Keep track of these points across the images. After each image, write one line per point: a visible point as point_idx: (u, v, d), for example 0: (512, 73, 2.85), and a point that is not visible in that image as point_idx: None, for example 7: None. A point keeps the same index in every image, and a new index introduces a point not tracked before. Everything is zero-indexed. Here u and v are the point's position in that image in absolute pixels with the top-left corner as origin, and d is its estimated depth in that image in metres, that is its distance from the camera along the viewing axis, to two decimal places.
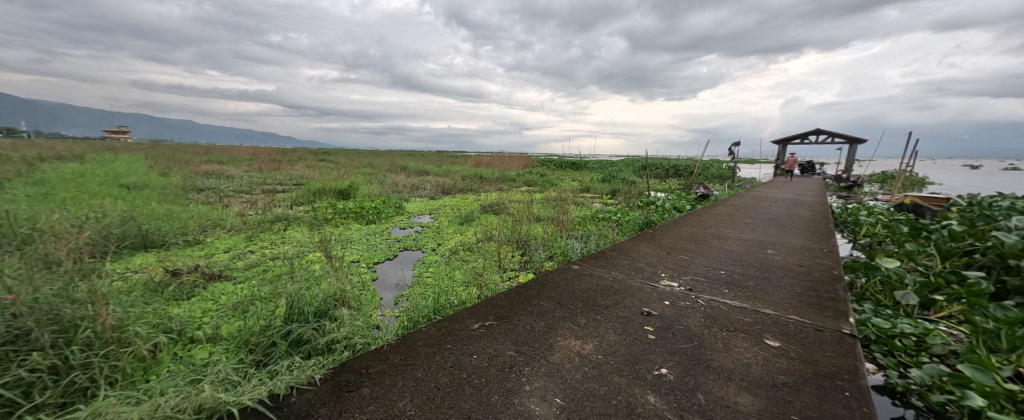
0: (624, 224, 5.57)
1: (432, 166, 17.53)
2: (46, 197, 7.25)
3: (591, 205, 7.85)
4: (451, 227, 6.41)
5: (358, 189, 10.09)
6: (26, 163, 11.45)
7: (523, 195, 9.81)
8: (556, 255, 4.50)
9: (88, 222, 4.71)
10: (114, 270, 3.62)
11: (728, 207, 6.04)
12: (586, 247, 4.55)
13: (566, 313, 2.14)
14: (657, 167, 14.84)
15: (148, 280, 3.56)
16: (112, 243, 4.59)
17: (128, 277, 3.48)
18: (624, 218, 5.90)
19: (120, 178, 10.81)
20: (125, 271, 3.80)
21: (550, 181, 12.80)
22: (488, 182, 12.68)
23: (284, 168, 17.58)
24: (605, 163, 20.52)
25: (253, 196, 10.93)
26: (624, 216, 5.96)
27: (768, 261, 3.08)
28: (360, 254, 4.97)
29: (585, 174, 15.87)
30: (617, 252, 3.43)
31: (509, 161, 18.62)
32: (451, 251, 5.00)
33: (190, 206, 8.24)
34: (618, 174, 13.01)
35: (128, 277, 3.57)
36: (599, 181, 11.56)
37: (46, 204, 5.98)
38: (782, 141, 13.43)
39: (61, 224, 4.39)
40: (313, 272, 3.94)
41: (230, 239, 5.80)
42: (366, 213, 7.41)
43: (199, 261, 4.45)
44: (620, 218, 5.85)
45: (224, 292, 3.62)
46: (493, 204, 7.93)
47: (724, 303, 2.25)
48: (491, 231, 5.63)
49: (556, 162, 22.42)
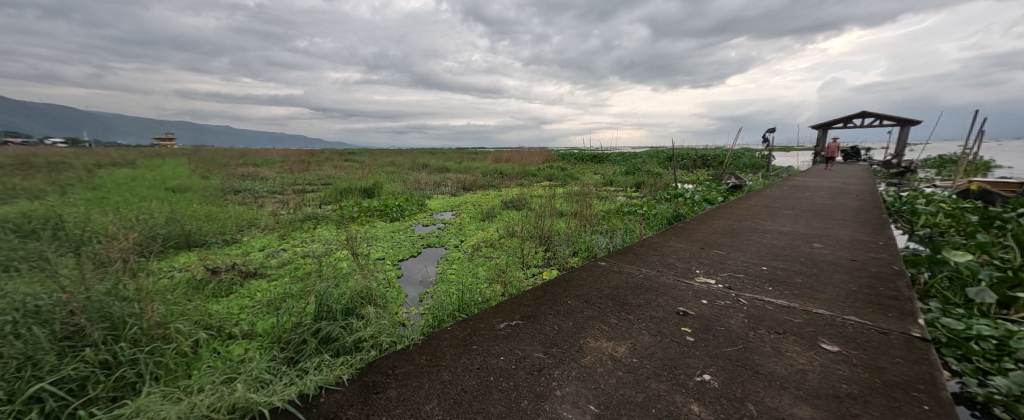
0: (653, 216, 5.36)
1: (454, 163, 17.66)
2: (101, 200, 7.79)
3: (616, 199, 7.64)
4: (473, 224, 6.39)
5: (382, 187, 10.27)
6: (82, 171, 12.35)
7: (544, 189, 9.68)
8: (582, 250, 4.37)
9: (134, 225, 4.98)
10: (158, 269, 3.79)
11: (765, 198, 5.70)
12: (612, 242, 4.40)
13: (595, 313, 2.04)
14: (685, 158, 14.31)
15: (190, 278, 3.69)
16: (156, 243, 4.84)
17: (169, 277, 3.60)
18: (652, 211, 5.68)
19: (164, 182, 11.46)
20: (167, 270, 3.96)
21: (573, 175, 12.59)
22: (510, 178, 12.62)
23: (312, 169, 18.17)
24: (630, 155, 20.00)
25: (285, 196, 11.36)
26: (652, 210, 5.73)
27: (815, 255, 2.84)
28: (385, 251, 5.03)
29: (609, 167, 15.52)
30: (647, 247, 3.27)
31: (530, 156, 18.49)
32: (474, 247, 4.96)
33: (227, 207, 8.64)
34: (643, 165, 12.62)
35: (169, 276, 3.69)
36: (623, 174, 11.25)
37: (100, 207, 6.40)
38: (822, 127, 12.61)
39: (110, 227, 4.65)
40: (340, 270, 4.00)
41: (264, 237, 6.02)
42: (390, 211, 7.52)
43: (234, 259, 4.61)
44: (647, 211, 5.64)
45: (260, 289, 3.70)
46: (515, 199, 7.86)
47: (769, 302, 2.08)
48: (514, 226, 5.57)
49: (578, 155, 22.08)
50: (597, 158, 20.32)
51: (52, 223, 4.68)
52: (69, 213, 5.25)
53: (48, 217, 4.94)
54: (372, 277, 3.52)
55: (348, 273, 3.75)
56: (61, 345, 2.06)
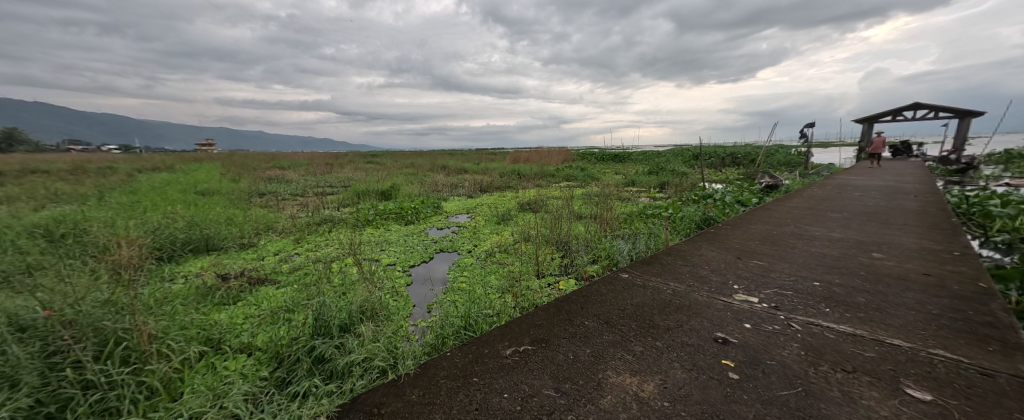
0: (679, 219, 4.98)
1: (472, 164, 17.56)
2: (130, 203, 8.04)
3: (638, 200, 7.25)
4: (488, 227, 6.17)
5: (399, 190, 10.22)
6: (120, 177, 12.95)
7: (563, 191, 9.38)
8: (603, 257, 4.05)
9: (153, 230, 5.02)
10: (170, 275, 3.72)
11: (805, 199, 5.21)
12: (634, 249, 4.08)
13: (616, 337, 1.75)
14: (712, 157, 13.65)
15: (198, 285, 3.54)
16: (174, 248, 4.85)
17: (176, 284, 3.45)
18: (678, 213, 5.30)
19: (193, 185, 11.83)
20: (178, 276, 3.89)
21: (593, 176, 12.20)
22: (528, 179, 12.37)
23: (334, 172, 18.48)
24: (653, 154, 19.35)
25: (306, 199, 11.52)
26: (678, 213, 5.35)
27: (877, 268, 2.45)
28: (396, 257, 4.88)
29: (631, 167, 15.01)
30: (675, 257, 2.93)
31: (549, 156, 18.16)
32: (487, 253, 4.74)
33: (249, 209, 8.77)
34: (667, 165, 12.10)
35: (173, 283, 3.49)
36: (646, 174, 10.79)
37: (127, 211, 6.55)
38: (866, 121, 11.71)
39: (130, 232, 4.70)
40: (349, 279, 3.85)
41: (280, 241, 6.00)
42: (405, 214, 7.41)
43: (247, 265, 4.55)
44: (673, 214, 5.26)
45: (268, 296, 3.50)
46: (531, 200, 7.60)
47: (828, 327, 1.74)
48: (529, 230, 5.31)
49: (598, 155, 21.59)
50: (618, 158, 19.76)
51: (76, 229, 4.76)
52: (95, 218, 5.37)
53: (75, 221, 5.06)
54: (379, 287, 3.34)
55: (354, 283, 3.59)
56: (45, 362, 1.82)
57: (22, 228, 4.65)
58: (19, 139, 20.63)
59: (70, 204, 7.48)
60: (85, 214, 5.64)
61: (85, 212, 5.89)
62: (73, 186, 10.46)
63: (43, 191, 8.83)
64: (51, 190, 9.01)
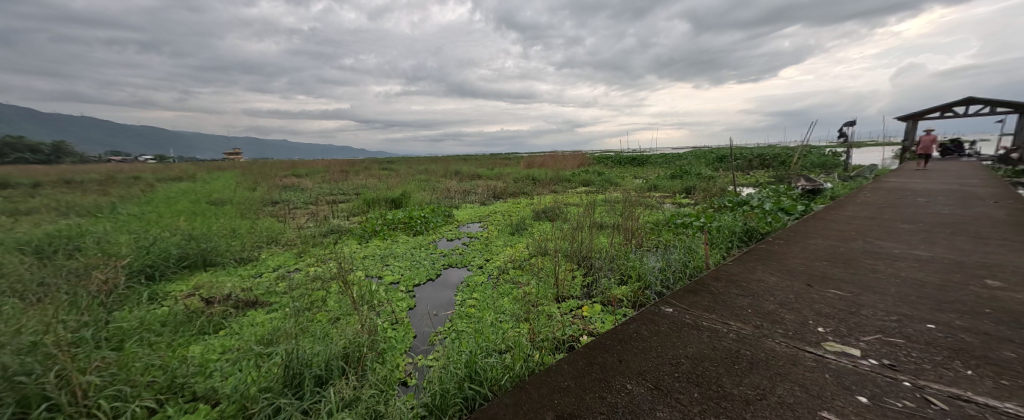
0: (715, 229, 4.41)
1: (485, 169, 17.16)
2: (137, 213, 7.90)
3: (663, 207, 6.67)
4: (501, 239, 5.70)
5: (410, 197, 9.85)
6: (139, 187, 13.05)
7: (581, 197, 8.85)
8: (632, 278, 3.53)
9: (146, 244, 4.70)
10: (143, 301, 3.27)
11: (861, 206, 4.58)
12: (668, 265, 3.54)
13: (675, 415, 1.27)
14: (738, 159, 12.89)
15: (170, 311, 3.05)
16: (164, 264, 4.48)
17: (143, 313, 2.96)
18: (713, 222, 4.73)
19: (206, 194, 11.77)
20: (157, 300, 3.46)
21: (611, 180, 11.61)
22: (543, 184, 11.87)
23: (347, 179, 18.37)
24: (673, 156, 18.59)
25: (316, 207, 11.27)
26: (714, 221, 4.77)
27: (1005, 304, 1.89)
28: (400, 274, 4.48)
29: (651, 171, 14.32)
30: (726, 283, 2.38)
31: (564, 160, 17.60)
32: (500, 269, 4.26)
33: (257, 219, 8.53)
34: (691, 167, 11.42)
35: (135, 313, 2.96)
36: (669, 178, 10.16)
37: (129, 223, 6.34)
38: (910, 118, 10.80)
39: (120, 250, 4.37)
40: (343, 306, 3.40)
41: (282, 255, 5.70)
42: (414, 223, 7.01)
43: (239, 284, 4.12)
44: (707, 223, 4.69)
45: (255, 324, 3.06)
46: (548, 208, 7.09)
47: (989, 408, 1.21)
48: (546, 242, 4.82)
49: (615, 158, 20.87)
50: (636, 162, 19.06)
51: (66, 246, 4.47)
52: (94, 232, 5.12)
53: (71, 236, 4.81)
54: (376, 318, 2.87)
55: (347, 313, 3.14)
56: None
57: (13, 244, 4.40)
58: (66, 150, 21.37)
59: (77, 216, 7.35)
60: (83, 228, 5.41)
61: (85, 225, 5.68)
62: (89, 196, 10.49)
63: (56, 202, 8.80)
64: (66, 201, 8.99)
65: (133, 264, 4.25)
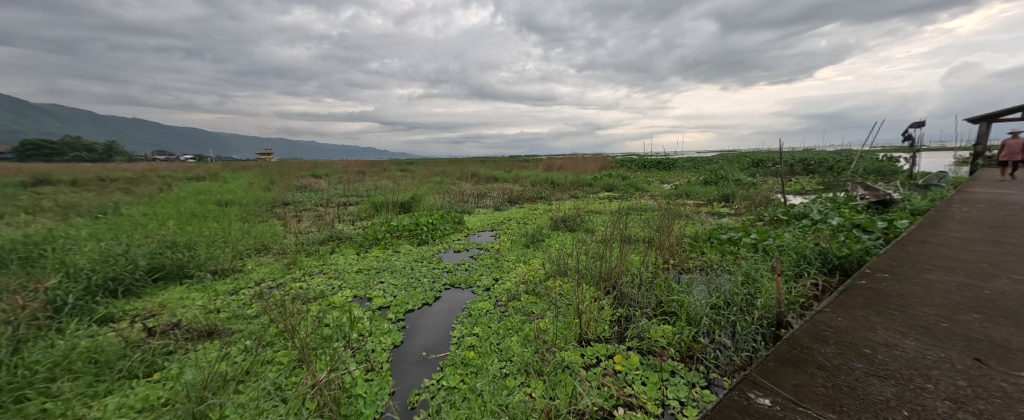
0: (776, 247, 3.50)
1: (502, 172, 16.49)
2: (139, 214, 7.74)
3: (701, 217, 5.82)
4: (513, 252, 4.98)
5: (420, 200, 9.28)
6: (161, 185, 13.17)
7: (604, 204, 8.04)
8: (677, 314, 2.72)
9: (116, 254, 4.66)
10: (73, 332, 3.32)
11: (965, 225, 3.62)
12: (723, 294, 2.72)
13: None
14: (779, 164, 11.71)
15: (93, 346, 3.07)
16: (132, 275, 4.44)
17: (60, 349, 2.96)
18: (774, 237, 3.80)
19: (220, 194, 11.65)
20: (86, 325, 3.57)
21: (636, 186, 10.75)
22: (563, 189, 11.09)
23: (363, 180, 18.08)
24: (704, 160, 17.37)
25: (325, 210, 10.91)
26: (773, 235, 3.85)
27: None
28: (394, 297, 3.90)
29: (680, 176, 13.30)
30: (840, 347, 1.61)
31: (585, 163, 16.78)
32: (509, 294, 3.53)
33: (261, 222, 8.19)
34: (727, 172, 10.39)
35: (59, 349, 2.96)
36: (702, 184, 9.21)
37: (123, 227, 6.09)
38: (985, 120, 9.45)
39: (81, 264, 4.26)
40: (307, 346, 2.92)
41: (271, 266, 5.37)
42: (419, 230, 6.38)
43: (208, 303, 4.22)
44: (765, 240, 3.79)
45: (193, 363, 2.99)
46: (567, 216, 6.33)
47: None
48: (566, 259, 4.08)
49: (640, 161, 19.81)
50: (663, 166, 17.97)
51: (35, 255, 4.52)
52: (68, 242, 4.94)
53: (36, 246, 4.76)
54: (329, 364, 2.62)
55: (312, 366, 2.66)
56: None
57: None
58: (119, 149, 22.27)
59: (80, 218, 7.20)
60: (68, 237, 5.20)
61: (73, 233, 5.46)
62: (107, 194, 10.53)
63: (68, 200, 8.73)
64: (78, 200, 8.94)
65: (93, 279, 4.13)
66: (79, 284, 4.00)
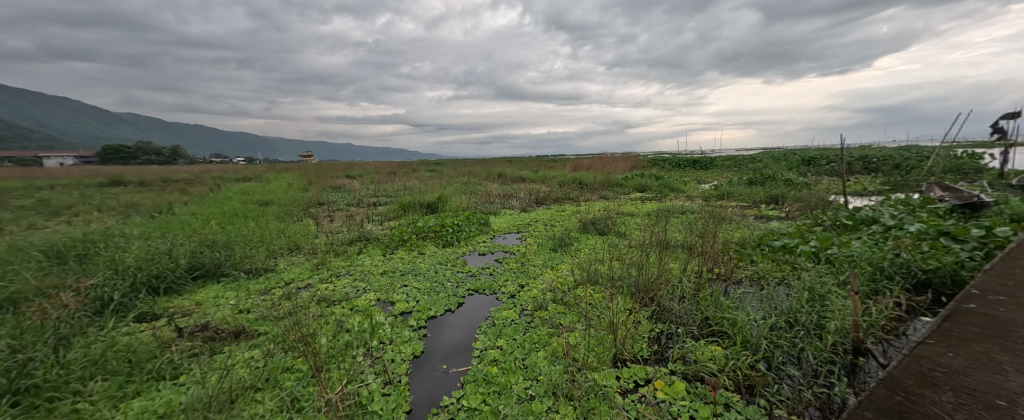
0: (842, 258, 3.08)
1: (530, 172, 16.26)
2: (183, 213, 8.12)
3: (746, 220, 5.35)
4: (540, 257, 4.75)
5: (447, 201, 9.21)
6: (209, 184, 13.94)
7: (638, 206, 7.64)
8: (730, 335, 2.40)
9: (160, 252, 4.83)
10: (109, 330, 3.37)
11: None
12: (777, 313, 2.42)
13: None
14: (831, 163, 10.77)
15: (122, 345, 3.09)
16: (173, 274, 4.57)
17: (92, 348, 2.98)
18: (839, 244, 3.34)
19: (260, 193, 12.14)
20: (123, 324, 3.64)
21: (671, 186, 10.22)
22: (593, 189, 10.72)
23: (394, 180, 18.38)
24: (745, 158, 16.35)
25: (356, 210, 11.09)
26: (837, 241, 3.39)
27: None
28: (417, 301, 3.76)
29: (719, 176, 12.55)
30: (961, 396, 1.56)
31: (615, 163, 16.25)
32: (536, 303, 3.29)
33: (294, 221, 8.39)
34: (772, 171, 9.66)
35: (94, 348, 3.00)
36: (745, 184, 8.59)
37: (167, 225, 6.37)
38: None
39: (126, 261, 4.42)
40: (326, 354, 2.82)
41: (301, 266, 5.40)
42: (444, 232, 6.27)
43: (240, 303, 4.23)
44: (828, 248, 3.35)
45: (217, 367, 2.94)
46: (598, 217, 6.01)
47: None
48: (596, 266, 3.82)
49: (675, 160, 18.96)
50: (699, 165, 17.10)
51: (90, 252, 4.79)
52: (119, 240, 5.20)
53: (92, 243, 5.04)
54: (346, 377, 2.49)
55: (325, 380, 2.51)
56: None
57: (40, 250, 4.65)
58: (176, 152, 23.91)
59: (132, 217, 7.65)
60: (118, 235, 5.48)
61: (124, 231, 5.76)
62: (159, 194, 11.22)
63: (123, 199, 9.32)
64: (133, 199, 9.54)
65: (137, 277, 4.27)
66: (125, 281, 4.15)
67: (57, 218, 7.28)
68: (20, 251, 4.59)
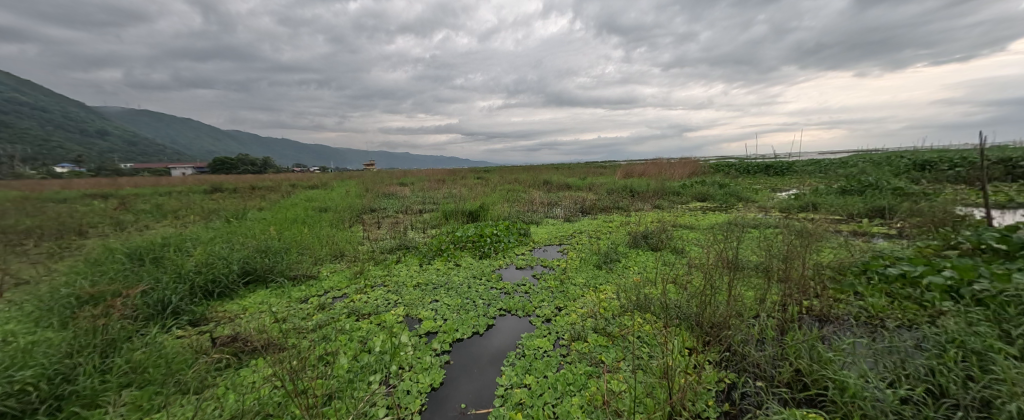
0: (1002, 298, 2.38)
1: (577, 179, 15.67)
2: (246, 218, 8.67)
3: (836, 238, 4.48)
4: (582, 274, 4.28)
5: (488, 209, 8.97)
6: (280, 190, 15.05)
7: (698, 218, 6.86)
8: (835, 400, 1.96)
9: (219, 258, 4.79)
10: (153, 334, 3.21)
11: None
12: (867, 375, 2.02)
13: None
14: (944, 168, 9.03)
15: (163, 352, 2.91)
16: (228, 278, 4.53)
17: (134, 353, 2.82)
18: (991, 276, 2.60)
19: (320, 200, 12.80)
20: (168, 332, 3.53)
21: (737, 195, 9.16)
22: (645, 198, 9.93)
23: (442, 188, 18.67)
24: (829, 163, 14.36)
25: (403, 217, 11.29)
26: (988, 272, 2.64)
27: None
28: (443, 320, 3.49)
29: (796, 183, 11.12)
30: None
31: (671, 169, 15.14)
32: (574, 332, 3.00)
33: (344, 227, 8.64)
34: (866, 177, 8.26)
35: (133, 353, 2.84)
36: (834, 193, 7.39)
37: (227, 230, 6.72)
38: None
39: (188, 265, 4.44)
40: (342, 379, 2.61)
41: (343, 273, 5.30)
42: (482, 242, 5.99)
43: (278, 312, 3.98)
44: (975, 281, 2.61)
45: (241, 385, 2.76)
46: (650, 230, 5.40)
47: None
48: (646, 292, 3.38)
49: (740, 166, 17.34)
50: (771, 171, 15.40)
51: (163, 255, 4.88)
52: (189, 244, 5.32)
53: (168, 246, 5.20)
54: (354, 409, 2.24)
55: (330, 411, 2.25)
56: None
57: (124, 252, 4.85)
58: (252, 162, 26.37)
59: (204, 221, 8.28)
60: (189, 237, 5.79)
61: (195, 234, 6.14)
62: (236, 199, 12.23)
63: (199, 204, 10.18)
64: (207, 204, 10.40)
65: (196, 280, 4.28)
66: (184, 284, 4.15)
67: (166, 221, 8.26)
68: (109, 253, 4.83)
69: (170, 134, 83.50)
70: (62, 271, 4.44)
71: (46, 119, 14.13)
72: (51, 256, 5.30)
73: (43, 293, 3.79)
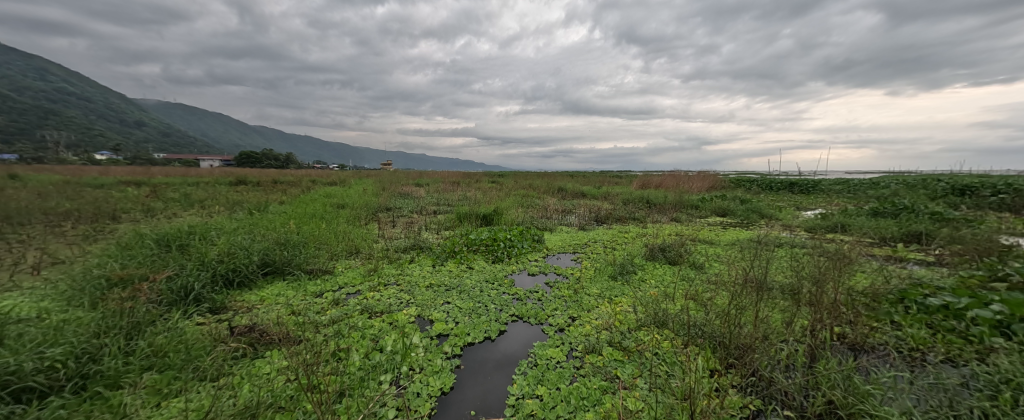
0: None
1: (592, 188, 15.48)
2: (265, 210, 8.85)
3: (867, 261, 4.27)
4: (597, 285, 4.18)
5: (502, 214, 8.95)
6: (301, 185, 15.39)
7: (719, 233, 6.65)
8: None
9: (240, 248, 4.86)
10: (174, 320, 3.26)
11: None
12: (910, 413, 1.90)
13: None
14: (986, 194, 8.56)
15: (184, 338, 2.95)
16: (247, 268, 4.60)
17: (156, 337, 2.87)
18: None
19: (338, 196, 13.03)
20: (189, 318, 3.59)
21: (760, 212, 8.85)
22: (663, 210, 9.73)
23: (458, 190, 18.75)
24: (860, 183, 13.78)
25: (417, 217, 11.36)
26: None
27: None
28: (455, 323, 3.44)
29: (823, 203, 10.68)
30: None
31: (688, 181, 14.78)
32: (589, 344, 2.93)
33: (360, 224, 8.74)
34: (900, 200, 7.90)
35: (152, 337, 2.88)
36: (865, 215, 7.09)
37: (247, 222, 6.85)
38: None
39: (210, 254, 4.53)
40: (354, 376, 2.59)
41: (357, 270, 5.32)
42: (495, 246, 5.94)
43: (294, 305, 4.02)
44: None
45: (257, 375, 2.78)
46: (669, 243, 5.25)
47: None
48: (666, 306, 3.27)
49: (763, 182, 16.82)
50: (796, 189, 14.90)
51: (188, 243, 5.00)
52: (213, 233, 5.45)
53: (193, 234, 5.32)
54: (365, 408, 2.22)
55: (341, 408, 2.24)
56: None
57: (152, 238, 4.98)
58: None
59: (227, 212, 8.53)
60: (212, 226, 5.92)
61: (219, 224, 6.27)
62: (259, 192, 12.56)
63: (223, 195, 10.47)
64: (230, 195, 10.67)
65: (217, 268, 4.36)
66: (205, 272, 4.23)
67: (192, 210, 8.49)
68: (139, 239, 4.97)
69: (201, 127, 86.97)
70: (95, 253, 4.58)
71: (90, 110, 14.85)
72: (85, 237, 5.49)
73: (76, 273, 3.91)
